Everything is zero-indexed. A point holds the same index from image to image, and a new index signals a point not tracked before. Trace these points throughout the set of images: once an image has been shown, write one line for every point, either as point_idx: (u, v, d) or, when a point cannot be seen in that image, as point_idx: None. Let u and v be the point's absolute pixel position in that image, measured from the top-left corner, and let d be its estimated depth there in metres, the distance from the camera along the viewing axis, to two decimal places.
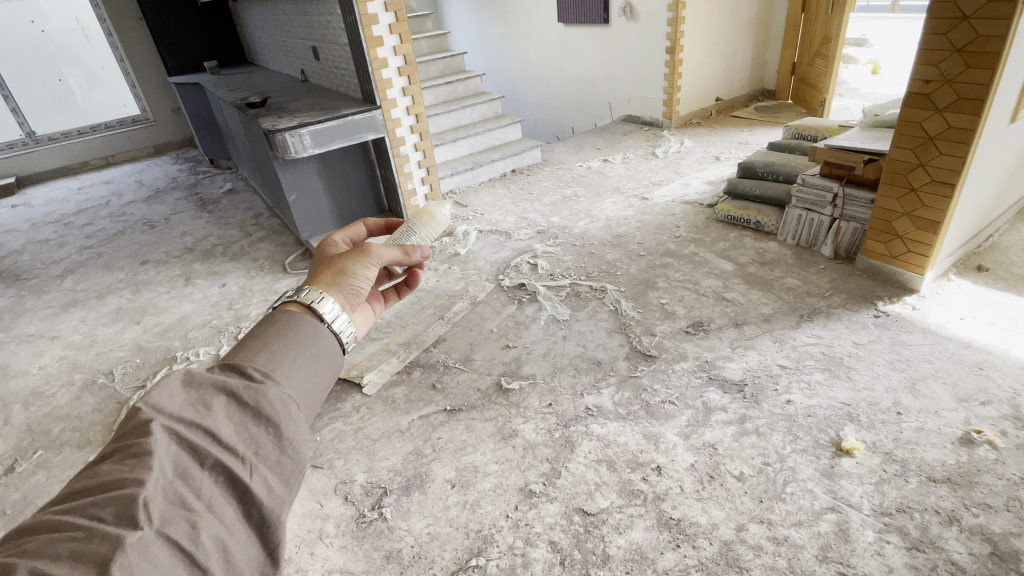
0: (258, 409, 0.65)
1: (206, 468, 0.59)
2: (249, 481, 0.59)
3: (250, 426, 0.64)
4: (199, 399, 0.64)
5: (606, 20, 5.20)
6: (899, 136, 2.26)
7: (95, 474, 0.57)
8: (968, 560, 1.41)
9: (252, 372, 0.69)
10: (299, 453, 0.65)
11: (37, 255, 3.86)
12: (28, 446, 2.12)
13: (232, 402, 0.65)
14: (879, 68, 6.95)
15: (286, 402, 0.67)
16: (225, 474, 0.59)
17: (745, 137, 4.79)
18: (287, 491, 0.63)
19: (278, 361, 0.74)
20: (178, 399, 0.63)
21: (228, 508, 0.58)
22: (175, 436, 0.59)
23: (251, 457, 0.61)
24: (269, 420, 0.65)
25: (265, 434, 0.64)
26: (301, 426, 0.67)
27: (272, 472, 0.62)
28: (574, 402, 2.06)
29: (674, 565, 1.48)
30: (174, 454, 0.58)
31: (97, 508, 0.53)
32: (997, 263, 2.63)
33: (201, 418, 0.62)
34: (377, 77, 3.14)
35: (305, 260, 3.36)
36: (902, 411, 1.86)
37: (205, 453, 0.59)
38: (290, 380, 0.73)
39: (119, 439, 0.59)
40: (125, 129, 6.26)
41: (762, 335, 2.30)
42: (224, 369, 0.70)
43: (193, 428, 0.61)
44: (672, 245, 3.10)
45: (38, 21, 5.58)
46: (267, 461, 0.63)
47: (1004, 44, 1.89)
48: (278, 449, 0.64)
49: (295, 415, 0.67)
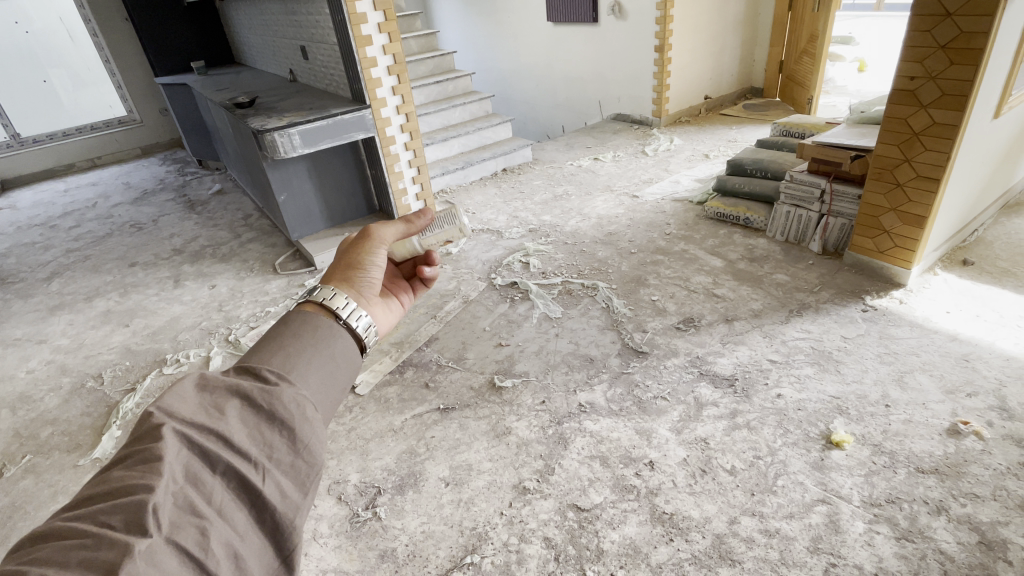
0: (272, 412, 0.65)
1: (217, 473, 0.59)
2: (261, 486, 0.59)
3: (263, 429, 0.64)
4: (212, 403, 0.64)
5: (595, 18, 5.21)
6: (885, 133, 2.29)
7: (104, 480, 0.57)
8: (956, 549, 1.44)
9: (266, 374, 0.69)
10: (313, 456, 0.65)
11: (22, 259, 3.81)
12: (15, 451, 2.10)
13: (246, 405, 0.65)
14: (865, 66, 7.02)
15: (300, 404, 0.67)
16: (236, 479, 0.59)
17: (734, 135, 4.83)
18: (302, 496, 0.62)
19: (291, 363, 0.74)
20: (191, 403, 0.63)
21: (239, 513, 0.57)
22: (186, 441, 0.59)
23: (264, 461, 0.61)
24: (283, 422, 0.65)
25: (279, 437, 0.63)
26: (317, 429, 0.67)
27: (286, 476, 0.62)
28: (567, 399, 2.07)
29: (667, 559, 1.49)
30: (185, 459, 0.58)
31: (105, 515, 0.52)
32: (982, 257, 2.67)
33: (212, 422, 0.62)
34: (367, 77, 3.13)
35: (296, 261, 3.35)
36: (891, 403, 1.89)
37: (215, 457, 0.59)
38: (306, 381, 0.73)
39: (129, 444, 0.59)
40: (111, 131, 6.19)
41: (752, 330, 2.32)
42: (238, 371, 0.71)
43: (204, 432, 0.61)
44: (662, 242, 3.12)
45: (23, 21, 5.51)
46: (281, 465, 0.62)
47: (988, 40, 1.92)
48: (292, 453, 0.63)
49: (310, 417, 0.67)
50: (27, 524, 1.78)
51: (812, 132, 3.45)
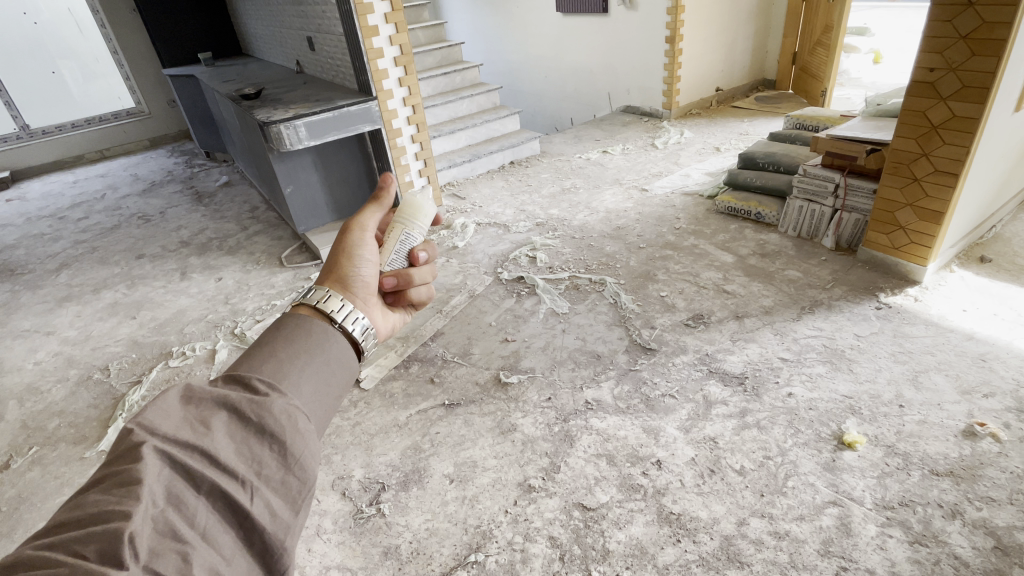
0: (261, 425, 0.63)
1: (201, 493, 0.56)
2: (249, 506, 0.57)
3: (253, 444, 0.62)
4: (197, 416, 0.62)
5: (604, 9, 5.13)
6: (902, 126, 2.22)
7: (79, 505, 0.54)
8: (972, 554, 1.40)
9: (256, 384, 0.68)
10: (305, 472, 0.63)
11: (30, 250, 3.82)
12: (23, 442, 2.11)
13: (234, 418, 0.63)
14: (881, 58, 6.88)
15: (291, 416, 0.65)
16: (222, 499, 0.57)
17: (746, 128, 4.75)
18: (292, 514, 0.60)
19: (283, 372, 0.72)
20: (174, 418, 0.61)
21: (225, 535, 0.55)
22: (168, 459, 0.57)
23: (252, 478, 0.59)
24: (273, 436, 0.63)
25: (270, 452, 0.62)
26: (309, 442, 0.65)
27: (276, 494, 0.60)
28: (574, 396, 2.04)
29: (674, 560, 1.47)
30: (166, 479, 0.56)
31: (79, 544, 0.50)
32: (1000, 254, 2.60)
33: (198, 437, 0.60)
34: (373, 67, 3.10)
35: (301, 254, 3.33)
36: (905, 404, 1.84)
37: (200, 477, 0.57)
38: (298, 390, 0.71)
39: (109, 463, 0.57)
40: (120, 122, 6.20)
41: (763, 328, 2.28)
42: (228, 381, 0.69)
43: (187, 449, 0.59)
44: (672, 237, 3.08)
45: (31, 12, 5.55)
46: (271, 483, 0.60)
47: (1010, 31, 1.85)
48: (282, 468, 0.62)
49: (302, 429, 0.65)
50: (33, 515, 1.79)
51: (826, 125, 3.38)
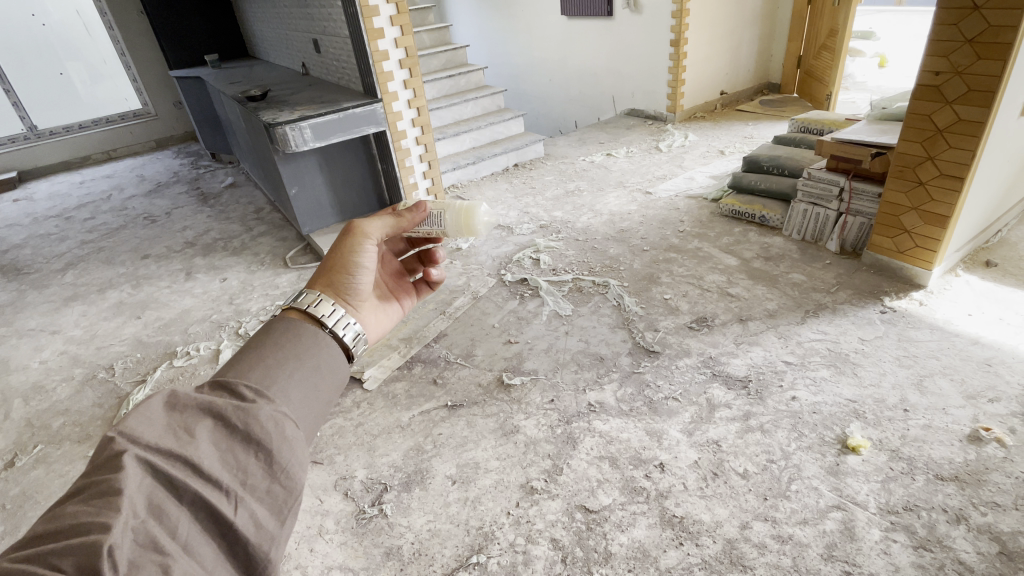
0: (247, 433, 0.64)
1: (183, 502, 0.57)
2: (233, 517, 0.58)
3: (238, 453, 0.62)
4: (180, 424, 0.63)
5: (609, 12, 5.14)
6: (907, 128, 2.21)
7: (57, 516, 0.54)
8: (976, 560, 1.39)
9: (243, 391, 0.68)
10: (292, 481, 0.64)
11: (37, 250, 3.85)
12: (27, 440, 2.12)
13: (219, 426, 0.64)
14: (886, 62, 6.86)
15: (278, 424, 0.66)
16: (206, 510, 0.57)
17: (750, 131, 4.74)
18: (276, 525, 0.61)
19: (271, 377, 0.72)
20: (158, 426, 0.61)
21: (207, 547, 0.55)
22: (150, 469, 0.57)
23: (236, 488, 0.60)
24: (259, 445, 0.64)
25: (254, 461, 0.62)
26: (295, 451, 0.66)
27: (261, 504, 0.61)
28: (576, 398, 2.04)
29: (676, 563, 1.46)
30: (147, 489, 0.56)
31: (58, 557, 0.49)
32: (1006, 259, 2.59)
33: (180, 447, 0.60)
34: (378, 70, 3.12)
35: (305, 255, 3.33)
36: (909, 408, 1.83)
37: (182, 486, 0.57)
38: (286, 397, 0.71)
39: (90, 473, 0.57)
40: (127, 123, 6.25)
41: (767, 331, 2.27)
42: (214, 387, 0.69)
43: (170, 457, 0.59)
44: (676, 240, 3.07)
45: (39, 14, 5.59)
46: (256, 492, 0.61)
47: (1017, 34, 1.84)
48: (268, 478, 0.62)
49: (288, 437, 0.66)
50: (36, 514, 1.80)
51: (831, 129, 3.37)
